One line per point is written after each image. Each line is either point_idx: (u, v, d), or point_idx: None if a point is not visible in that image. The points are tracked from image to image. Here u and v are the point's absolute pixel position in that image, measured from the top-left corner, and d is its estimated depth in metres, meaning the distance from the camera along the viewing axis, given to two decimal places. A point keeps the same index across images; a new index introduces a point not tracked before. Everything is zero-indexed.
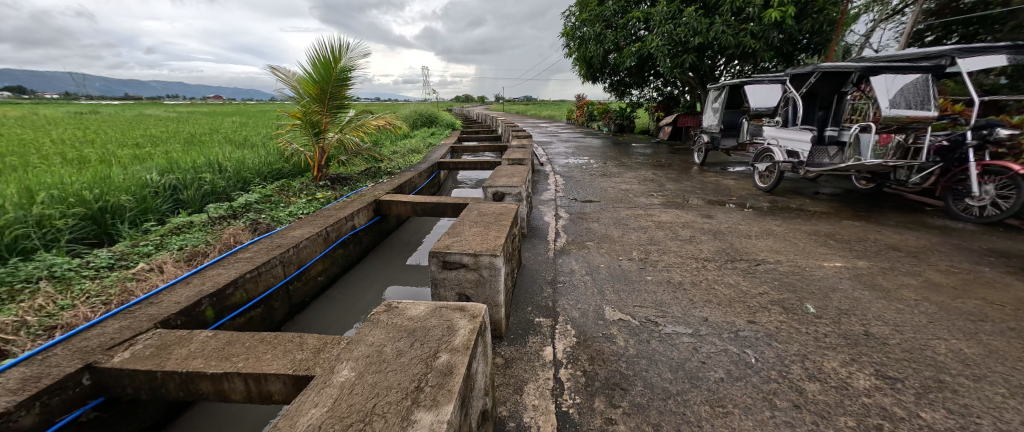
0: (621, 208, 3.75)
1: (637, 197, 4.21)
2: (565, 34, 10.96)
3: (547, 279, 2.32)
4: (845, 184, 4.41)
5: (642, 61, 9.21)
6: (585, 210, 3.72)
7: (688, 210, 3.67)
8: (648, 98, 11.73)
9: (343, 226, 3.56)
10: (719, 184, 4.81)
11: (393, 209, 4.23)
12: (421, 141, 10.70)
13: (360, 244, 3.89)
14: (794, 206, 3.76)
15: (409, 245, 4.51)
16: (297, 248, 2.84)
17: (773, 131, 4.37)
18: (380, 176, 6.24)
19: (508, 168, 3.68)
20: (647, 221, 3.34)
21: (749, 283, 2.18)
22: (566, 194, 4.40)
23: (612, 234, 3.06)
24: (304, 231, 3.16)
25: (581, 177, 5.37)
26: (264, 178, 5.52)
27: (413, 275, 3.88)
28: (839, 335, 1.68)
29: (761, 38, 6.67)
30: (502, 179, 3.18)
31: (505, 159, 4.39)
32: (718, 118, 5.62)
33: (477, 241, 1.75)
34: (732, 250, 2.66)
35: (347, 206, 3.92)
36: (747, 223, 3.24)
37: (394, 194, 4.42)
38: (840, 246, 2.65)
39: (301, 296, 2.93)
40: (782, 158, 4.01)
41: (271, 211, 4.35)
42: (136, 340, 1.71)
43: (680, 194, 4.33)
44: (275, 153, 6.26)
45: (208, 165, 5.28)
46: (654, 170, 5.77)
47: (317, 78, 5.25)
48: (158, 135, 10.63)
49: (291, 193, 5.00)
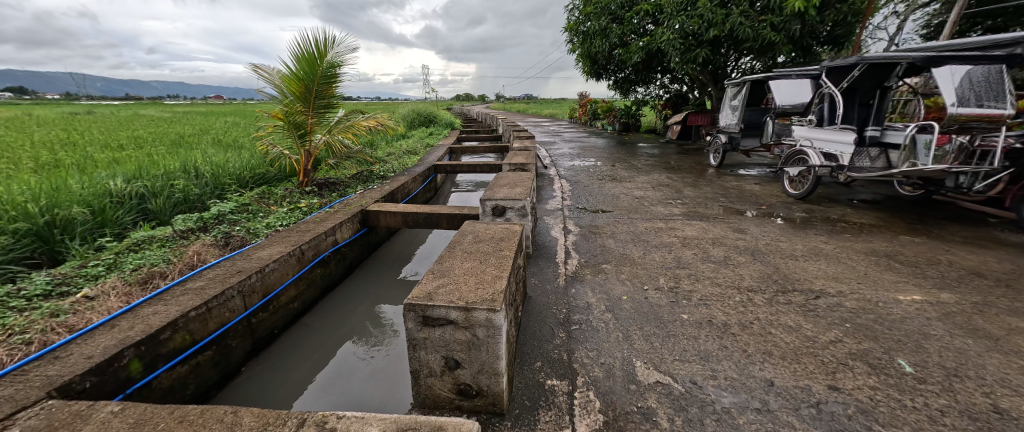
0: (638, 220, 3.31)
1: (654, 205, 3.77)
2: (568, 29, 10.50)
3: (559, 318, 1.88)
4: (885, 191, 3.96)
5: (650, 56, 8.75)
6: (597, 222, 3.28)
7: (714, 222, 3.23)
8: (654, 96, 11.28)
9: (323, 242, 3.12)
10: (743, 189, 4.36)
11: (382, 220, 3.81)
12: (418, 142, 10.28)
13: (345, 260, 3.47)
14: (835, 216, 3.30)
15: (401, 258, 4.10)
16: (262, 273, 2.41)
17: (807, 132, 3.91)
18: (372, 180, 5.82)
19: (510, 176, 3.25)
20: (670, 236, 2.91)
21: (813, 326, 1.74)
22: (574, 202, 3.96)
23: (631, 254, 2.62)
24: (275, 250, 2.71)
25: (589, 182, 4.93)
26: (244, 184, 5.09)
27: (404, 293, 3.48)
28: (962, 414, 1.23)
29: (781, 30, 6.20)
30: (503, 189, 2.75)
31: (506, 163, 3.96)
32: (738, 117, 5.16)
33: (471, 285, 1.32)
34: (780, 276, 2.22)
35: (329, 218, 3.49)
36: (787, 239, 2.80)
37: (383, 204, 3.98)
38: (910, 272, 2.20)
39: (268, 329, 2.50)
40: (820, 162, 3.56)
41: (246, 223, 3.92)
42: (13, 419, 1.25)
43: (701, 202, 3.89)
44: (258, 156, 5.83)
45: (182, 171, 4.84)
46: (667, 173, 5.31)
47: (302, 75, 4.81)
48: (144, 135, 10.20)
49: (272, 201, 4.57)
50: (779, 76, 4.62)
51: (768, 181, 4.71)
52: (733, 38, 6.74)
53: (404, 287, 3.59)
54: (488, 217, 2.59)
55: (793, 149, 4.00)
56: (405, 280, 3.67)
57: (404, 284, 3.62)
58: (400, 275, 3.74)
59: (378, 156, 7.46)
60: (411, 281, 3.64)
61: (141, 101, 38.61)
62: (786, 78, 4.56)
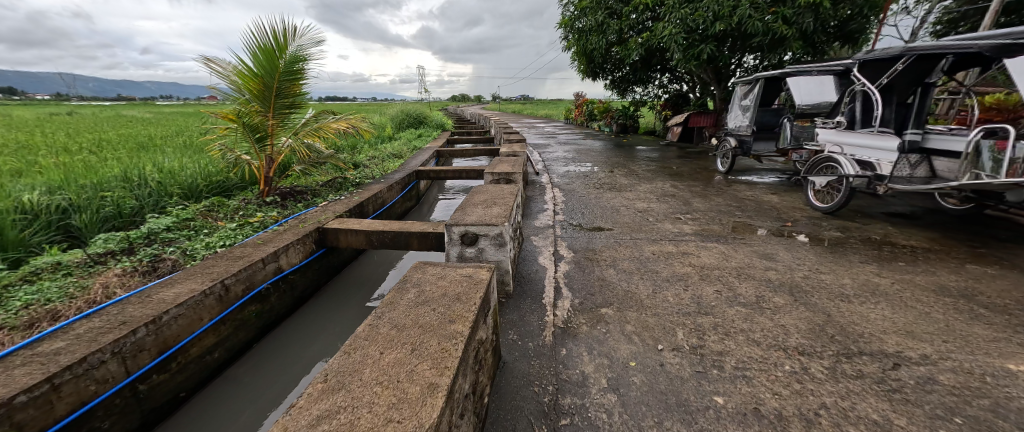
0: (642, 242, 2.78)
1: (660, 222, 3.24)
2: (562, 25, 9.99)
3: (541, 405, 1.32)
4: (925, 203, 3.44)
5: (649, 53, 8.27)
6: (595, 245, 2.73)
7: (734, 244, 2.70)
8: (653, 97, 10.80)
9: (259, 272, 2.54)
10: (760, 201, 3.83)
11: (342, 240, 3.24)
12: (404, 145, 9.72)
13: (295, 289, 2.91)
14: (878, 236, 2.78)
15: (370, 279, 3.55)
16: (157, 324, 1.85)
17: (836, 135, 3.39)
18: (345, 189, 5.26)
19: (489, 189, 2.70)
20: (683, 265, 2.37)
21: (909, 422, 1.19)
22: (567, 217, 3.41)
23: (637, 292, 2.07)
24: (186, 287, 2.14)
25: (585, 191, 4.39)
26: (195, 194, 4.49)
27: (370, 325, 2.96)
28: None
29: (793, 24, 5.73)
30: (477, 209, 2.20)
31: (489, 172, 3.41)
32: (750, 119, 4.67)
33: (380, 412, 0.76)
34: (837, 329, 1.67)
35: (274, 239, 2.92)
36: (828, 269, 2.27)
37: (345, 220, 3.41)
38: (1008, 324, 1.67)
39: (167, 394, 1.93)
40: (856, 171, 3.03)
41: (183, 243, 3.33)
42: None
43: (714, 217, 3.36)
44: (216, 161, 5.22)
45: (122, 179, 4.24)
46: (672, 181, 4.78)
47: (259, 71, 4.24)
48: (111, 138, 9.54)
49: (222, 214, 3.98)
50: (799, 73, 4.12)
51: (785, 190, 4.19)
52: (740, 33, 6.26)
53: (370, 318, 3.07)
54: (456, 246, 2.03)
55: (817, 155, 3.49)
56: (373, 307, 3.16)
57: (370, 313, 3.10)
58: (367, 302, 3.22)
59: (356, 160, 6.88)
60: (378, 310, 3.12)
61: (128, 101, 37.59)
62: (807, 75, 4.08)
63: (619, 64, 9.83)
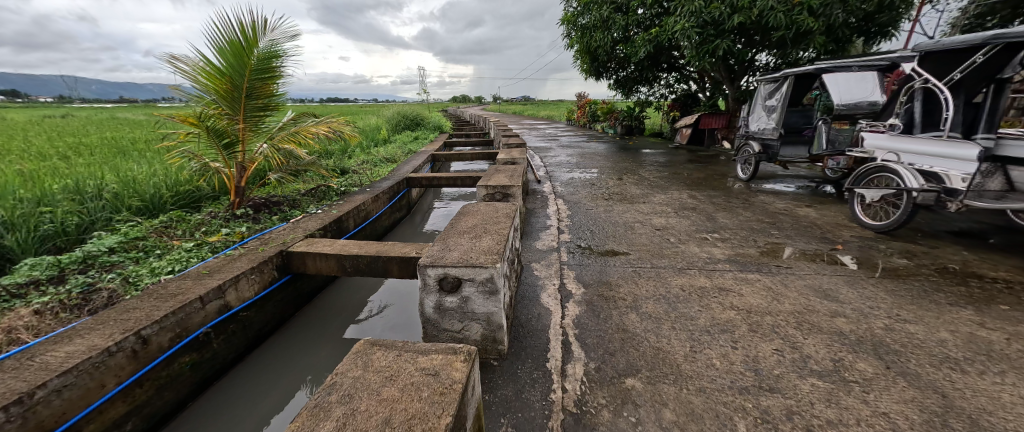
0: (666, 272, 2.30)
1: (682, 243, 2.76)
2: (564, 22, 9.53)
3: None
4: (992, 220, 2.94)
5: (658, 50, 7.80)
6: (609, 277, 2.25)
7: (780, 275, 2.21)
8: (659, 97, 10.37)
9: (196, 315, 2.04)
10: (796, 215, 3.32)
11: (309, 266, 2.75)
12: (398, 148, 9.27)
13: (251, 327, 2.44)
14: (955, 265, 2.28)
15: (347, 311, 3.08)
16: (28, 404, 1.35)
17: (889, 141, 2.92)
18: (328, 199, 4.80)
19: (481, 209, 2.21)
20: (722, 307, 1.89)
21: None
22: (573, 237, 2.94)
23: (671, 351, 1.58)
24: (88, 341, 1.65)
25: (593, 203, 3.91)
26: (156, 207, 4.01)
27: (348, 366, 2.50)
28: None
29: (820, 16, 5.24)
30: (463, 241, 1.72)
31: (483, 184, 2.93)
32: (778, 121, 4.19)
33: None
34: (967, 423, 1.18)
35: (223, 268, 2.43)
36: (912, 314, 1.78)
37: (315, 240, 2.92)
38: None
39: None
40: (921, 184, 2.55)
41: (123, 269, 2.83)
42: None
43: (746, 236, 2.87)
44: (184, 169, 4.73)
45: (70, 192, 3.75)
46: (688, 191, 4.28)
47: (225, 68, 3.76)
48: (91, 141, 9.10)
49: (181, 231, 3.50)
50: (837, 69, 3.66)
51: (821, 202, 3.69)
52: (759, 27, 5.77)
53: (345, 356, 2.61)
54: (433, 295, 1.53)
55: (866, 164, 3.01)
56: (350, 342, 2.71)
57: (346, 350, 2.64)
58: (344, 334, 2.77)
59: (344, 166, 6.42)
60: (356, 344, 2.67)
61: (125, 102, 37.24)
62: (845, 71, 3.62)
63: (624, 62, 9.35)
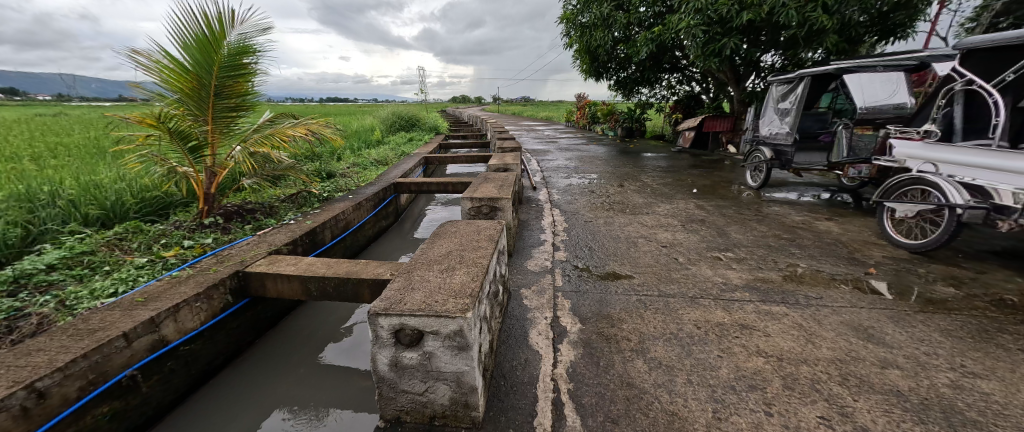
0: (677, 303, 1.97)
1: (693, 264, 2.45)
2: (563, 20, 9.22)
3: None
4: None
5: (661, 49, 7.50)
6: (610, 309, 1.93)
7: (811, 308, 1.89)
8: (660, 98, 10.09)
9: (118, 356, 1.71)
10: (817, 229, 3.00)
11: (269, 289, 2.42)
12: (390, 150, 8.94)
13: (196, 361, 2.12)
14: (1012, 295, 1.96)
15: (317, 334, 2.73)
16: None
17: (925, 150, 2.61)
18: (308, 207, 4.48)
19: (460, 229, 1.89)
20: (747, 351, 1.57)
21: None
22: (569, 256, 2.62)
23: (690, 419, 1.24)
24: None
25: (592, 213, 3.60)
26: (118, 216, 3.67)
27: (319, 396, 2.16)
28: None
29: (835, 13, 4.94)
30: (431, 276, 1.38)
31: (469, 196, 2.61)
32: (793, 125, 3.88)
33: None
34: None
35: (164, 294, 2.09)
36: (983, 365, 1.45)
37: (279, 258, 2.60)
38: None
39: None
40: (966, 200, 2.22)
41: (57, 290, 2.49)
42: None
43: (764, 255, 2.55)
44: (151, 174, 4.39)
45: (18, 199, 3.40)
46: (694, 200, 3.96)
47: (190, 65, 3.44)
48: (71, 141, 8.73)
49: (136, 244, 3.16)
50: (860, 69, 3.40)
51: (841, 214, 3.37)
52: (769, 25, 5.47)
53: (317, 384, 2.27)
54: (387, 349, 1.20)
55: (898, 175, 2.69)
56: (322, 369, 2.38)
57: (317, 378, 2.30)
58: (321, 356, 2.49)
59: (330, 169, 6.10)
60: (330, 371, 2.36)
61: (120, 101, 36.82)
62: (869, 71, 3.37)
63: (625, 62, 9.05)
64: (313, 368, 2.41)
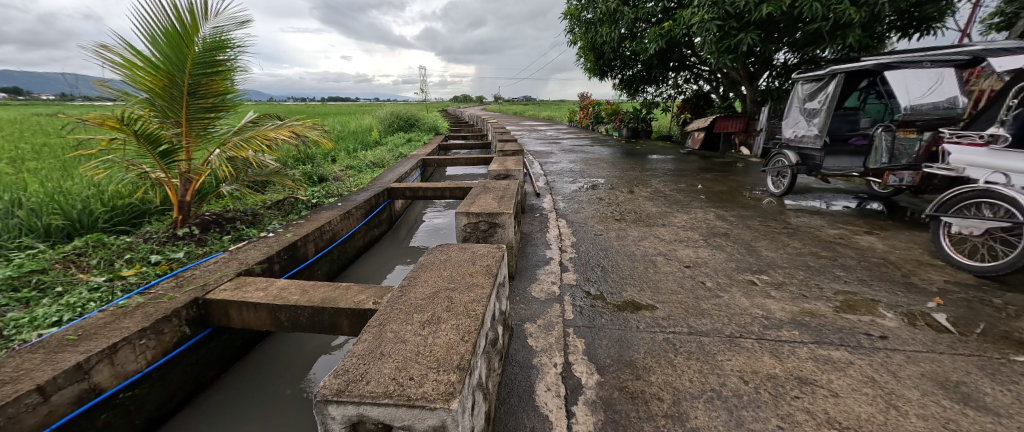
0: (713, 344, 1.64)
1: (724, 290, 2.11)
2: (567, 16, 8.89)
3: None
4: None
5: (670, 45, 7.16)
6: (632, 354, 1.59)
7: (881, 355, 1.54)
8: (667, 97, 9.75)
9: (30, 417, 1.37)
10: (858, 246, 2.66)
11: (234, 318, 2.10)
12: (387, 151, 8.62)
13: (140, 409, 1.79)
14: None
15: (291, 368, 2.39)
16: None
17: (991, 157, 2.28)
18: (293, 216, 4.15)
19: (451, 257, 1.56)
20: (815, 418, 1.23)
21: None
22: (580, 279, 2.29)
23: None
24: None
25: (602, 225, 3.27)
26: (85, 226, 3.36)
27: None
28: None
29: (863, 6, 4.62)
30: (409, 334, 1.04)
31: (465, 209, 2.28)
32: (823, 126, 3.53)
33: None
34: None
35: (101, 331, 1.75)
36: None
37: (249, 281, 2.27)
38: None
39: None
40: None
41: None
42: None
43: (804, 278, 2.22)
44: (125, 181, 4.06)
45: None
46: (713, 209, 3.62)
47: (160, 61, 3.12)
48: (57, 141, 8.42)
49: (96, 260, 2.84)
50: (903, 65, 3.05)
51: (879, 227, 3.03)
52: (790, 19, 5.13)
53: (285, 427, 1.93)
54: None
55: (958, 187, 2.36)
56: (299, 406, 2.06)
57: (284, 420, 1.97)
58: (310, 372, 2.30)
59: (322, 173, 5.78)
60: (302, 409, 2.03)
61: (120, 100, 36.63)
62: (912, 68, 3.01)
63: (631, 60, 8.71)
64: (287, 407, 2.08)
